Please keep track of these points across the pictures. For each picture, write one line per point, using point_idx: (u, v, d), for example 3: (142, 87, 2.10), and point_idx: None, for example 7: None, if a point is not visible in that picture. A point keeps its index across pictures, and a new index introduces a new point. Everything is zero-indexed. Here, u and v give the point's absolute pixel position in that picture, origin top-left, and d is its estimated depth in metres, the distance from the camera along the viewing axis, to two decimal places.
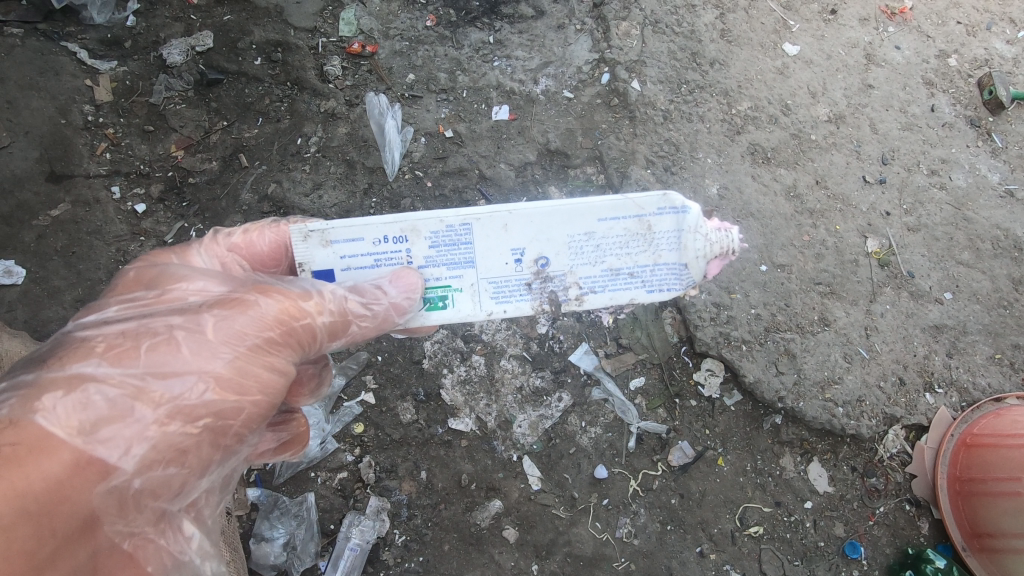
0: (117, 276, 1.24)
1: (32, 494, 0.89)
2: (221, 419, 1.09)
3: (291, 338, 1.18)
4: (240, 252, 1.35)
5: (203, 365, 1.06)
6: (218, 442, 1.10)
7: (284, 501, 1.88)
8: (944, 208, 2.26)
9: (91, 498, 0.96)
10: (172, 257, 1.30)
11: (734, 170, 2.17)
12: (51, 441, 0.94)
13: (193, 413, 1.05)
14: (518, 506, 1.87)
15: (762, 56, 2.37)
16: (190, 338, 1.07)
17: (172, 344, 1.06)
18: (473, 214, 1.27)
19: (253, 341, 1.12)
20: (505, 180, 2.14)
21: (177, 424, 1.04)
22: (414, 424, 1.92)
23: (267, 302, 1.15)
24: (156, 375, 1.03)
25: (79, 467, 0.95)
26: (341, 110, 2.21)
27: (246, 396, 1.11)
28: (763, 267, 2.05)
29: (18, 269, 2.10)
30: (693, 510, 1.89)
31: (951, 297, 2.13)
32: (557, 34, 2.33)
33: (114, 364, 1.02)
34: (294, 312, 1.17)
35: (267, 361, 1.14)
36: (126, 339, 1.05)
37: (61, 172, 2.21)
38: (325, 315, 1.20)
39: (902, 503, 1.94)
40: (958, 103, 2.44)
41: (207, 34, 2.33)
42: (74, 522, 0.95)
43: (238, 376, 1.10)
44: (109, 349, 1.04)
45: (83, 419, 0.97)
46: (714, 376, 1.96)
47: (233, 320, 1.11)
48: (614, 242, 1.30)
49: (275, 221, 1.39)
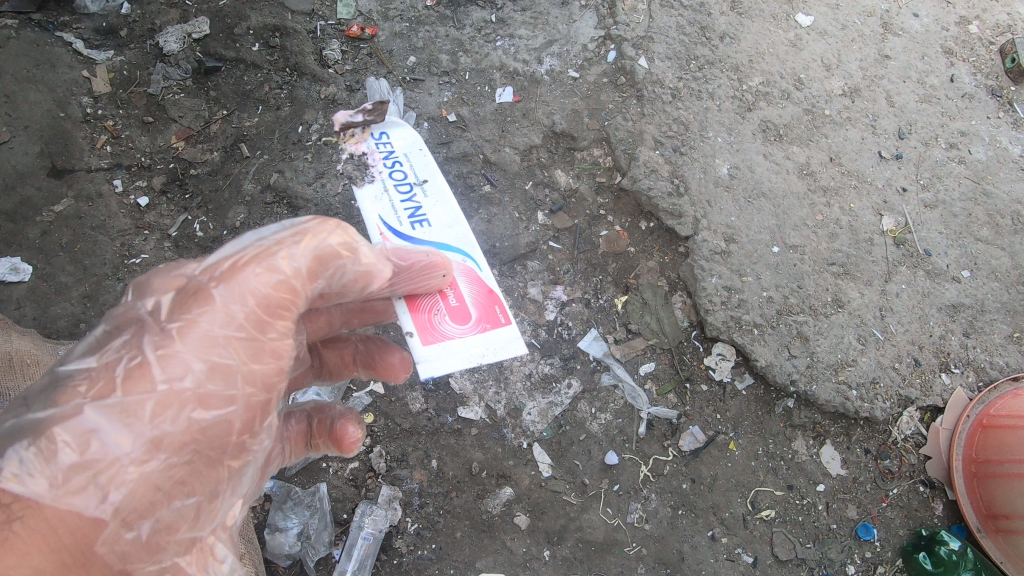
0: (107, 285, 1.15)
1: (61, 545, 0.95)
2: (213, 433, 1.02)
3: (269, 326, 1.06)
4: (250, 263, 1.24)
5: (179, 383, 0.98)
6: (216, 455, 1.05)
7: (297, 491, 1.89)
8: (963, 182, 2.20)
9: (106, 537, 0.97)
10: (153, 251, 1.20)
11: (745, 148, 2.11)
12: (51, 493, 0.94)
13: (183, 437, 1.00)
14: (529, 493, 1.87)
15: (774, 28, 2.30)
16: (158, 357, 0.98)
17: (142, 367, 0.98)
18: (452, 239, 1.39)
19: (226, 344, 1.02)
20: (511, 164, 2.09)
21: (166, 451, 0.99)
22: (423, 414, 1.93)
23: (227, 294, 1.03)
24: (134, 404, 0.96)
25: (88, 512, 0.95)
26: (341, 96, 2.17)
27: (231, 404, 1.03)
28: (775, 248, 2.01)
29: (24, 266, 2.10)
30: (705, 494, 1.87)
31: (969, 276, 2.08)
32: (561, 12, 2.28)
33: (94, 399, 0.96)
34: (263, 299, 1.05)
35: (247, 360, 1.04)
36: (103, 370, 0.99)
37: (63, 167, 2.20)
38: (296, 289, 1.08)
39: (916, 485, 1.93)
40: (979, 73, 2.36)
41: (203, 21, 2.31)
42: (101, 560, 0.98)
43: (217, 385, 1.01)
44: (90, 385, 0.98)
45: (78, 464, 0.95)
46: (725, 360, 1.93)
47: (200, 327, 1.01)
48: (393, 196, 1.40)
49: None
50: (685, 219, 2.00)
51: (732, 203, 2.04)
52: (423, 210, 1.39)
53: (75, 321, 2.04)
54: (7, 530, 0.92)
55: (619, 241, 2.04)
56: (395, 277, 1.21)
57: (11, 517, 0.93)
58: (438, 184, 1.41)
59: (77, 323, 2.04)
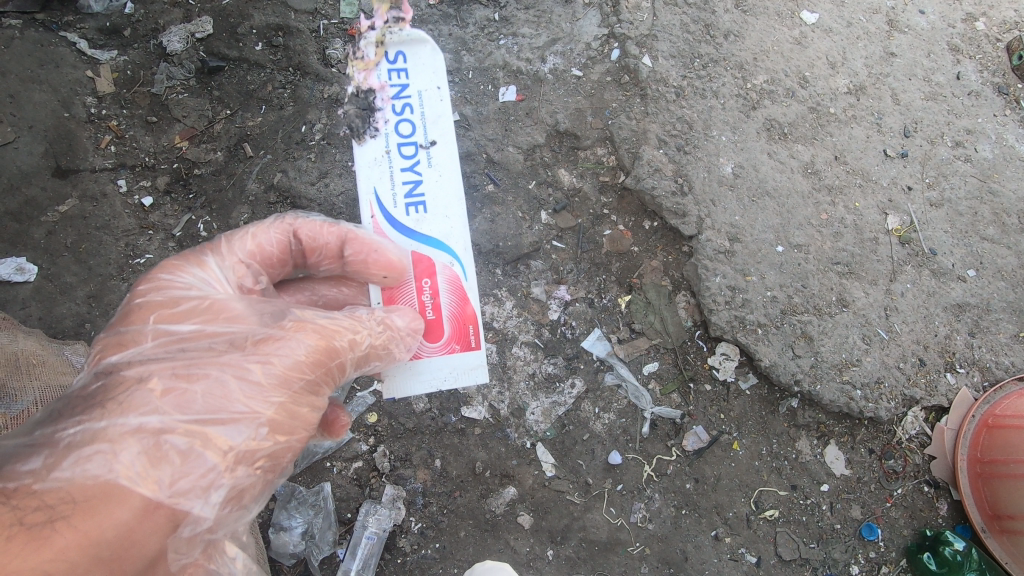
0: (136, 297, 1.37)
1: (103, 540, 1.04)
2: (272, 456, 1.30)
3: (327, 374, 1.39)
4: (254, 257, 1.52)
5: (256, 409, 1.25)
6: (269, 475, 1.32)
7: (301, 491, 1.90)
8: (969, 180, 2.19)
9: (159, 538, 1.13)
10: (196, 271, 1.45)
11: (749, 147, 2.10)
12: (117, 492, 1.09)
13: (251, 455, 1.25)
14: (532, 492, 1.88)
15: (778, 26, 2.28)
16: (238, 383, 1.25)
17: (224, 388, 1.24)
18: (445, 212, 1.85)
19: (293, 382, 1.32)
20: (514, 164, 2.09)
21: (237, 465, 1.24)
22: (426, 413, 1.92)
23: (305, 345, 1.35)
24: (213, 419, 1.21)
25: (149, 512, 1.11)
26: (344, 95, 2.16)
27: (293, 435, 1.32)
28: (779, 248, 2.00)
29: (29, 267, 2.11)
30: (708, 494, 1.88)
31: (974, 275, 2.07)
32: (564, 10, 2.26)
33: (175, 409, 1.19)
34: (330, 349, 1.39)
35: (308, 400, 1.35)
36: (178, 382, 1.22)
37: (67, 167, 2.21)
38: (355, 350, 1.45)
39: (921, 485, 1.92)
40: (986, 70, 2.35)
41: (206, 20, 2.31)
42: (141, 558, 1.10)
43: (285, 417, 1.30)
44: (167, 394, 1.20)
45: (152, 466, 1.13)
46: (729, 360, 1.93)
47: (273, 364, 1.30)
48: (397, 159, 1.84)
49: (280, 223, 1.56)
50: (688, 218, 1.99)
51: (736, 202, 2.03)
52: (419, 185, 1.82)
53: (81, 321, 2.06)
54: (50, 528, 1.01)
55: (623, 240, 2.03)
56: (412, 334, 1.63)
57: (58, 515, 1.03)
58: (443, 153, 1.84)
59: (83, 323, 2.06)
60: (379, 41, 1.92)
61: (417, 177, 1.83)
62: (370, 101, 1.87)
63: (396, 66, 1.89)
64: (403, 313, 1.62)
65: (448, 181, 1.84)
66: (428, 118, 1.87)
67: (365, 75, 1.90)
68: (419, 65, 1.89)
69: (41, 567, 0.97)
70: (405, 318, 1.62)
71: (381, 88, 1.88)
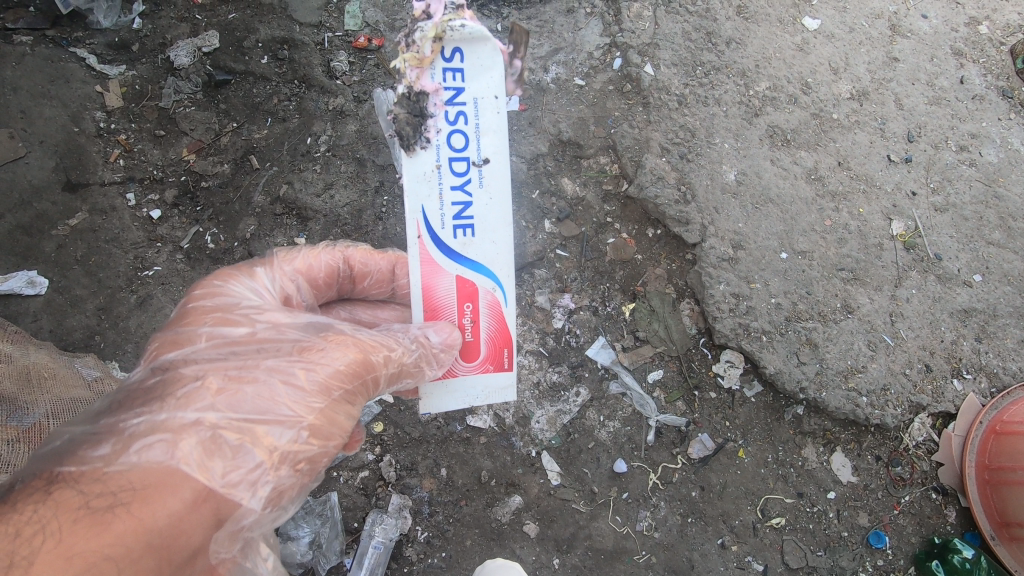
0: (191, 300, 1.20)
1: (158, 529, 0.87)
2: (312, 463, 1.10)
3: (364, 386, 1.19)
4: (303, 275, 1.37)
5: (303, 414, 1.06)
6: (309, 481, 1.12)
7: (308, 501, 1.91)
8: (974, 185, 2.18)
9: (205, 535, 0.94)
10: (240, 276, 1.29)
11: (752, 154, 2.10)
12: (173, 480, 0.91)
13: (297, 459, 1.06)
14: (538, 501, 1.88)
15: (781, 33, 2.29)
16: (287, 387, 1.07)
17: (274, 390, 1.06)
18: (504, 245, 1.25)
19: (339, 389, 1.13)
20: (517, 173, 2.10)
21: (282, 470, 1.04)
22: (432, 422, 1.94)
23: (350, 351, 1.16)
24: (264, 419, 1.03)
25: (199, 505, 0.93)
26: (349, 107, 2.19)
27: (333, 443, 1.13)
28: (783, 254, 2.00)
29: (40, 280, 2.14)
30: (714, 502, 1.87)
31: (980, 280, 2.06)
32: (566, 19, 2.28)
33: (228, 408, 1.01)
34: (370, 359, 1.19)
35: (348, 408, 1.16)
36: (231, 381, 1.04)
37: (77, 181, 2.25)
38: (394, 363, 1.21)
39: (929, 491, 1.91)
40: (989, 74, 2.34)
41: (213, 34, 2.34)
42: (188, 553, 0.92)
43: (328, 425, 1.11)
44: (219, 391, 1.02)
45: (205, 459, 0.95)
46: (734, 367, 1.93)
47: (323, 367, 1.11)
48: (447, 180, 1.18)
49: (329, 246, 1.43)
50: (692, 226, 2.00)
51: (739, 209, 2.04)
52: (470, 212, 1.20)
53: (91, 333, 2.09)
54: (111, 512, 0.85)
55: (626, 248, 2.04)
56: (448, 350, 1.24)
57: (117, 500, 0.86)
58: (500, 172, 1.19)
59: (93, 335, 2.09)
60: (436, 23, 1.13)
61: (466, 201, 1.19)
62: (420, 104, 1.16)
63: (455, 61, 1.15)
64: (437, 326, 1.25)
65: (501, 204, 1.21)
66: (490, 123, 1.17)
67: (417, 71, 1.15)
68: (477, 61, 1.15)
69: (100, 552, 0.82)
70: (439, 330, 1.24)
71: (432, 89, 1.15)
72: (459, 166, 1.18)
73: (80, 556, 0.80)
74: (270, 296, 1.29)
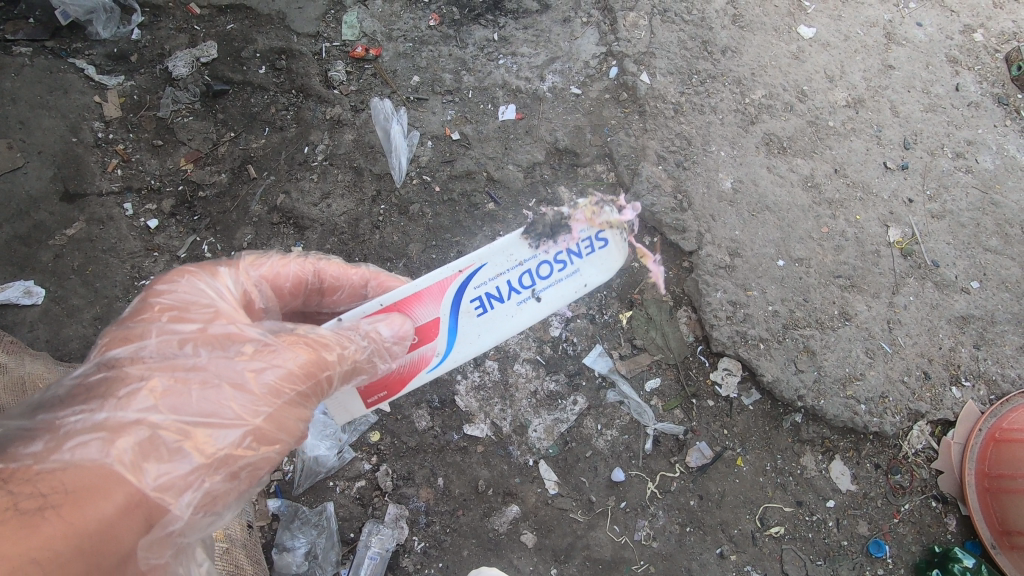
0: (150, 294, 1.22)
1: (89, 533, 0.88)
2: (252, 469, 1.11)
3: (317, 387, 1.21)
4: (267, 282, 1.40)
5: (247, 417, 1.08)
6: (250, 485, 1.13)
7: (304, 511, 1.90)
8: (971, 192, 2.18)
9: (136, 539, 0.95)
10: (202, 273, 1.30)
11: (748, 162, 2.11)
12: (108, 484, 0.93)
13: (235, 462, 1.07)
14: (535, 510, 1.87)
15: (776, 41, 2.30)
16: (234, 390, 1.09)
17: (221, 392, 1.07)
18: (487, 337, 1.46)
19: (288, 393, 1.15)
20: (514, 182, 2.10)
21: (219, 475, 1.05)
22: (429, 432, 1.94)
23: (301, 354, 1.18)
24: (205, 422, 1.04)
25: (132, 508, 0.94)
26: (346, 116, 2.21)
27: (276, 446, 1.14)
28: (780, 262, 2.00)
29: (37, 289, 2.15)
30: (712, 511, 1.86)
31: (978, 287, 2.06)
32: (562, 29, 2.29)
33: (170, 409, 1.02)
34: (324, 359, 1.21)
35: (298, 411, 1.18)
36: (176, 383, 1.05)
37: (75, 191, 2.25)
38: (346, 361, 1.24)
39: (929, 500, 1.90)
40: (985, 81, 2.35)
41: (211, 45, 2.36)
42: (118, 558, 0.92)
43: (274, 428, 1.12)
44: (164, 393, 1.03)
45: (141, 461, 0.96)
46: (731, 375, 1.93)
47: (273, 371, 1.14)
48: (513, 275, 1.46)
49: (300, 255, 1.47)
50: (688, 234, 2.00)
51: (735, 217, 2.04)
52: (494, 305, 1.45)
53: (86, 343, 2.09)
54: (41, 514, 0.85)
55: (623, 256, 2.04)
56: (399, 343, 1.32)
57: (48, 502, 0.87)
58: (538, 313, 1.50)
59: (88, 344, 2.09)
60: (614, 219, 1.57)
61: (501, 297, 1.45)
62: (559, 228, 1.50)
63: (597, 244, 1.54)
64: (390, 320, 1.33)
65: (511, 323, 1.48)
66: (565, 290, 1.52)
67: (585, 215, 1.53)
68: (601, 263, 1.56)
69: (26, 556, 0.81)
70: (391, 325, 1.32)
71: (573, 233, 1.52)
72: (527, 282, 1.48)
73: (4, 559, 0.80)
74: (234, 298, 1.31)
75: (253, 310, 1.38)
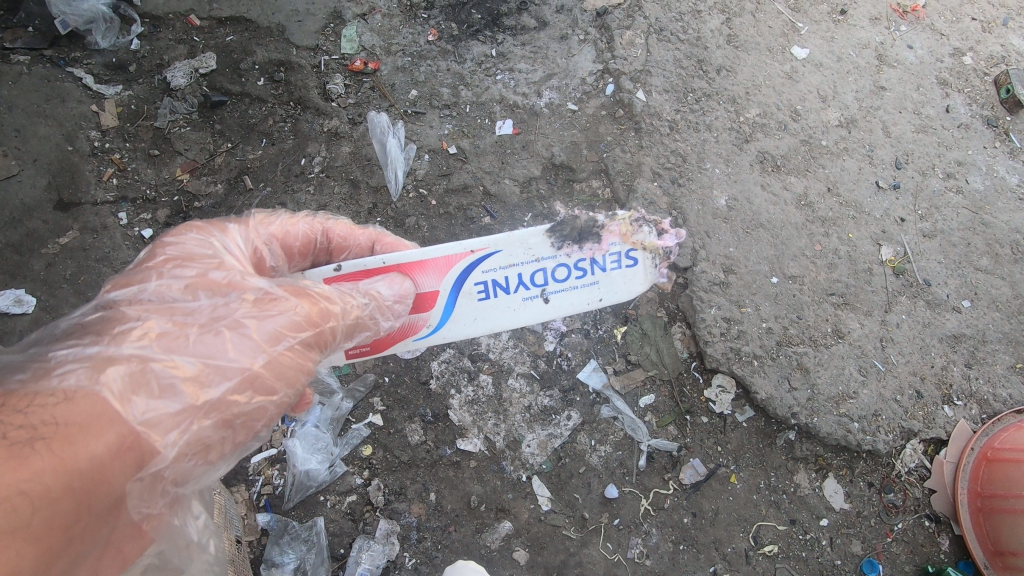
0: (158, 245, 1.23)
1: (78, 471, 0.88)
2: (247, 418, 1.10)
3: (319, 338, 1.20)
4: (277, 241, 1.41)
5: (245, 363, 1.07)
6: (244, 436, 1.12)
7: (294, 526, 1.88)
8: (962, 212, 2.21)
9: (125, 482, 0.94)
10: (212, 229, 1.32)
11: (742, 180, 2.13)
12: (99, 420, 0.92)
13: (228, 408, 1.06)
14: (528, 527, 1.86)
15: (770, 61, 2.33)
16: (233, 334, 1.08)
17: (219, 336, 1.06)
18: (483, 321, 1.49)
19: (289, 342, 1.13)
20: (510, 197, 2.11)
21: (210, 420, 1.04)
22: (421, 446, 1.92)
23: (302, 304, 1.17)
24: (201, 365, 1.03)
25: (122, 448, 0.93)
26: (344, 129, 2.22)
27: (274, 397, 1.12)
28: (774, 279, 2.02)
29: (28, 298, 2.13)
30: (706, 529, 1.85)
31: (969, 306, 2.08)
32: (560, 46, 2.32)
33: (166, 348, 1.02)
34: (326, 310, 1.20)
35: (299, 362, 1.16)
36: (175, 326, 1.06)
37: (69, 200, 2.24)
38: (348, 315, 1.26)
39: (922, 519, 1.89)
40: (975, 103, 2.39)
41: (210, 56, 2.37)
42: (108, 500, 0.93)
43: (272, 377, 1.11)
44: (161, 334, 1.03)
45: (130, 396, 0.96)
46: (725, 392, 1.93)
47: (274, 319, 1.12)
48: (526, 269, 1.47)
49: (310, 215, 1.48)
50: (683, 250, 2.02)
51: (730, 234, 2.05)
52: (498, 294, 1.47)
53: None
54: (30, 447, 0.84)
55: None
56: (400, 303, 1.37)
57: (38, 434, 0.86)
58: (543, 313, 1.51)
59: None
60: (651, 248, 1.55)
61: (507, 288, 1.47)
62: (590, 233, 1.47)
63: (625, 261, 1.53)
64: (390, 280, 1.37)
65: (512, 316, 1.50)
66: (579, 297, 1.52)
67: (619, 230, 1.51)
68: (622, 282, 1.55)
69: (16, 486, 0.81)
70: (392, 285, 1.36)
71: (603, 245, 1.49)
72: (539, 280, 1.49)
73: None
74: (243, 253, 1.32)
75: (262, 268, 1.38)
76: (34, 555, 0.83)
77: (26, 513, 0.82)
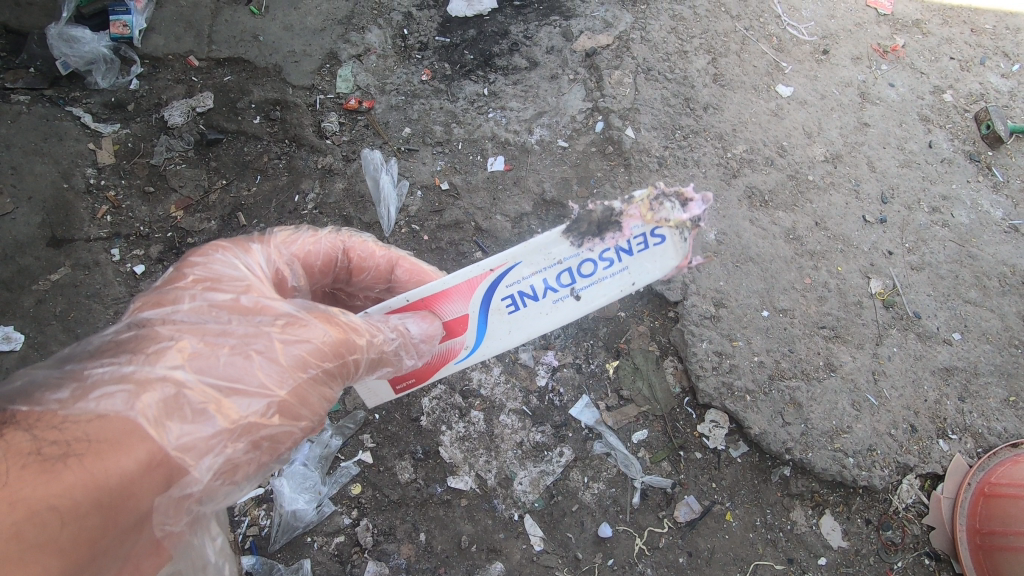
0: (185, 263, 1.22)
1: (108, 487, 0.86)
2: (273, 442, 1.09)
3: (343, 368, 1.20)
4: (299, 260, 1.41)
5: (273, 388, 1.07)
6: (268, 458, 1.11)
7: (280, 568, 1.83)
8: (948, 245, 2.23)
9: (153, 499, 0.93)
10: (236, 248, 1.30)
11: (731, 214, 2.16)
12: (130, 438, 0.90)
13: (256, 433, 1.05)
14: (520, 568, 1.81)
15: (756, 99, 2.39)
16: (263, 359, 1.08)
17: (250, 360, 1.06)
18: (518, 333, 1.37)
19: (314, 369, 1.14)
20: (502, 232, 2.13)
21: (240, 443, 1.03)
22: (412, 484, 1.89)
23: (330, 331, 1.18)
24: (232, 389, 1.03)
25: (152, 465, 0.92)
26: (338, 166, 2.25)
27: (299, 422, 1.13)
28: (764, 312, 2.03)
29: (16, 335, 2.13)
30: (702, 569, 1.81)
31: (960, 338, 2.09)
32: (550, 85, 2.38)
33: (198, 371, 1.01)
34: (352, 340, 1.21)
35: (321, 390, 1.17)
36: (207, 346, 1.04)
37: (62, 237, 2.26)
38: (373, 349, 1.24)
39: (921, 557, 1.85)
40: (956, 139, 2.45)
41: (207, 96, 2.42)
42: (134, 517, 0.91)
43: (297, 403, 1.11)
44: (193, 355, 1.02)
45: (163, 419, 0.94)
46: (719, 427, 1.92)
47: (302, 345, 1.13)
48: (551, 273, 1.33)
49: (332, 233, 1.49)
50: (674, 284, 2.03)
51: (720, 268, 2.07)
52: (528, 302, 1.34)
53: None
54: (63, 462, 0.84)
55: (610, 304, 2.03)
56: (426, 342, 1.32)
57: (70, 450, 0.85)
58: (578, 313, 1.36)
59: None
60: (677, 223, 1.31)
61: (536, 295, 1.34)
62: (608, 220, 1.29)
63: (651, 242, 1.32)
64: (418, 317, 1.32)
65: (547, 323, 1.37)
66: (610, 288, 1.34)
67: (636, 211, 1.29)
68: (654, 261, 1.33)
69: (45, 501, 0.81)
70: (420, 323, 1.31)
71: (625, 231, 1.30)
72: (566, 279, 1.34)
73: (24, 503, 0.80)
74: (266, 271, 1.32)
75: (284, 288, 1.38)
76: (62, 569, 0.82)
77: (54, 526, 0.81)
